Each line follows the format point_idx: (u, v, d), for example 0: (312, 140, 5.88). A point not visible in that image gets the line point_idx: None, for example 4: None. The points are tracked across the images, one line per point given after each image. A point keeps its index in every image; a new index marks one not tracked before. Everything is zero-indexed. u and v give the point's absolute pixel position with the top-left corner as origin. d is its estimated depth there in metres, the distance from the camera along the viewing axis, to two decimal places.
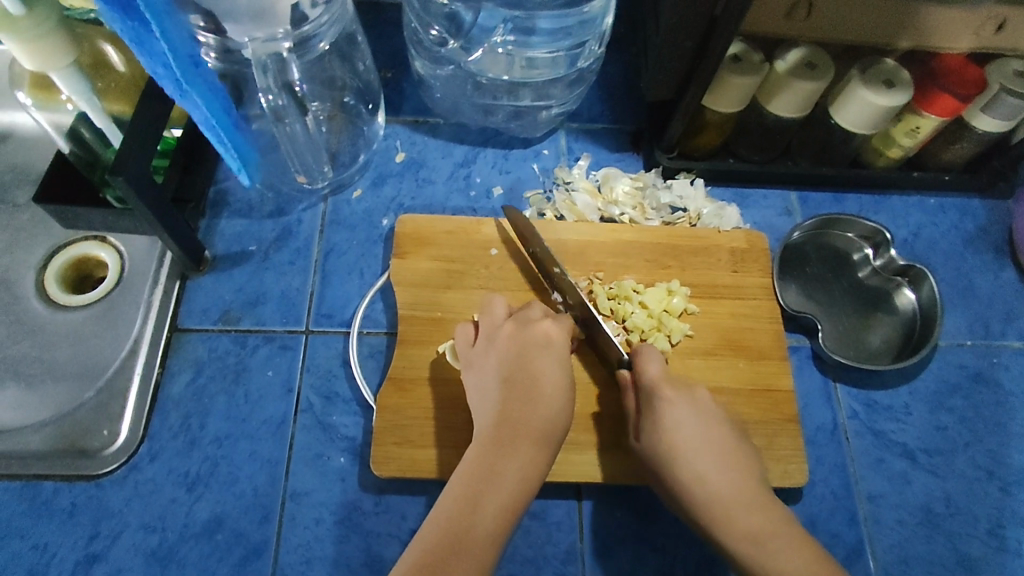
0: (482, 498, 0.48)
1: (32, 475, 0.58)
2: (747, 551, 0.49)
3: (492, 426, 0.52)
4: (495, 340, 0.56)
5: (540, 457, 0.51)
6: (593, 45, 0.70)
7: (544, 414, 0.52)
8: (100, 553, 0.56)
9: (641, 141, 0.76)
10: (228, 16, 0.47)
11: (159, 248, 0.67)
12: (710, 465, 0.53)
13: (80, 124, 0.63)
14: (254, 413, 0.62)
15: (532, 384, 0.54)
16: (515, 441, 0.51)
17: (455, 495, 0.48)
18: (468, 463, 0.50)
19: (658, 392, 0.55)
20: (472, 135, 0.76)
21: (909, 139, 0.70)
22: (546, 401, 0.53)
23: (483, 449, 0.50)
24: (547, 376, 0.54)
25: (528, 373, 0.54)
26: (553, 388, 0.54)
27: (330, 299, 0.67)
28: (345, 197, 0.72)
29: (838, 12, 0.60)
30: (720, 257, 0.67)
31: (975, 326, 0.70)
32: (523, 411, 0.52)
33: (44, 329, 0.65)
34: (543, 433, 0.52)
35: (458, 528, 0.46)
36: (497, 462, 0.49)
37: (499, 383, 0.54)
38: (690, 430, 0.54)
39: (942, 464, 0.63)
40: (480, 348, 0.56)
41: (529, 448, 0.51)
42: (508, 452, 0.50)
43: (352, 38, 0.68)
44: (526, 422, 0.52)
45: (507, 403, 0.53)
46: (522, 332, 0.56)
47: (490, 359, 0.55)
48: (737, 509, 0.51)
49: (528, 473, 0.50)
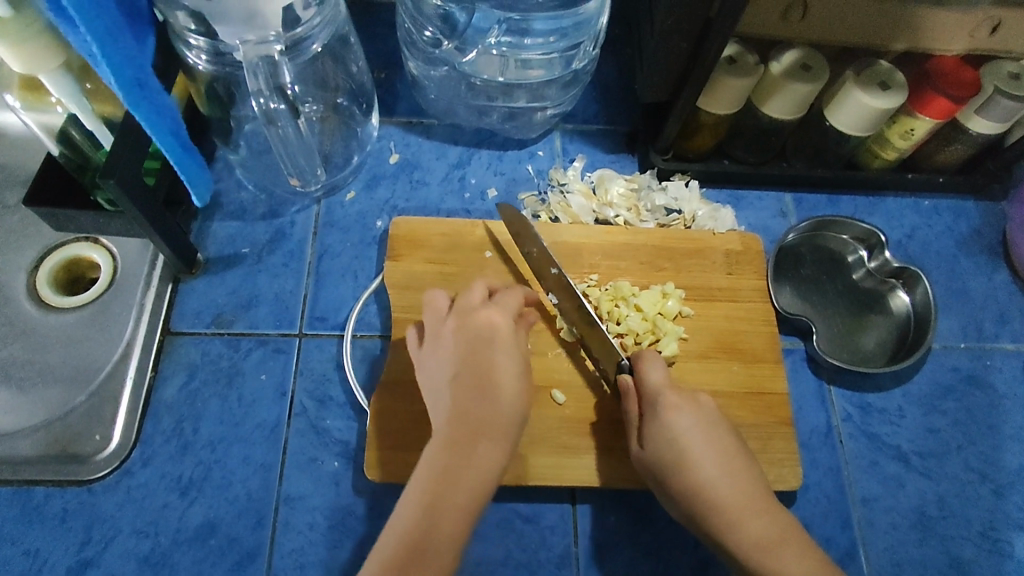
0: (443, 502, 0.47)
1: (23, 481, 0.58)
2: (759, 559, 0.49)
3: (448, 424, 0.51)
4: (443, 335, 0.55)
5: (498, 452, 0.51)
6: (588, 45, 0.70)
7: (501, 409, 0.52)
8: (92, 559, 0.56)
9: (636, 142, 0.76)
10: (219, 18, 0.47)
11: (151, 251, 0.67)
12: (716, 471, 0.53)
13: (70, 125, 0.61)
14: (247, 417, 0.61)
15: (489, 375, 0.53)
16: (474, 438, 0.50)
17: (414, 502, 0.47)
18: (427, 465, 0.49)
19: (661, 399, 0.55)
20: (467, 136, 0.76)
21: (904, 140, 0.70)
22: (502, 393, 0.52)
23: (439, 450, 0.50)
24: (501, 366, 0.54)
25: (484, 366, 0.53)
26: (508, 378, 0.53)
27: (323, 302, 0.66)
28: (339, 198, 0.71)
29: (831, 14, 0.60)
30: (715, 259, 0.67)
31: (968, 328, 0.70)
32: (480, 407, 0.51)
33: (35, 331, 0.64)
34: (501, 428, 0.51)
35: (419, 538, 0.45)
36: (457, 464, 0.49)
37: (450, 379, 0.53)
38: (694, 436, 0.54)
39: (935, 467, 0.64)
40: (430, 346, 0.56)
41: (488, 445, 0.50)
42: (468, 450, 0.49)
43: (345, 39, 0.67)
44: (483, 419, 0.51)
45: (462, 400, 0.52)
46: (465, 322, 0.55)
47: (443, 355, 0.54)
48: (746, 516, 0.51)
49: (487, 471, 0.49)
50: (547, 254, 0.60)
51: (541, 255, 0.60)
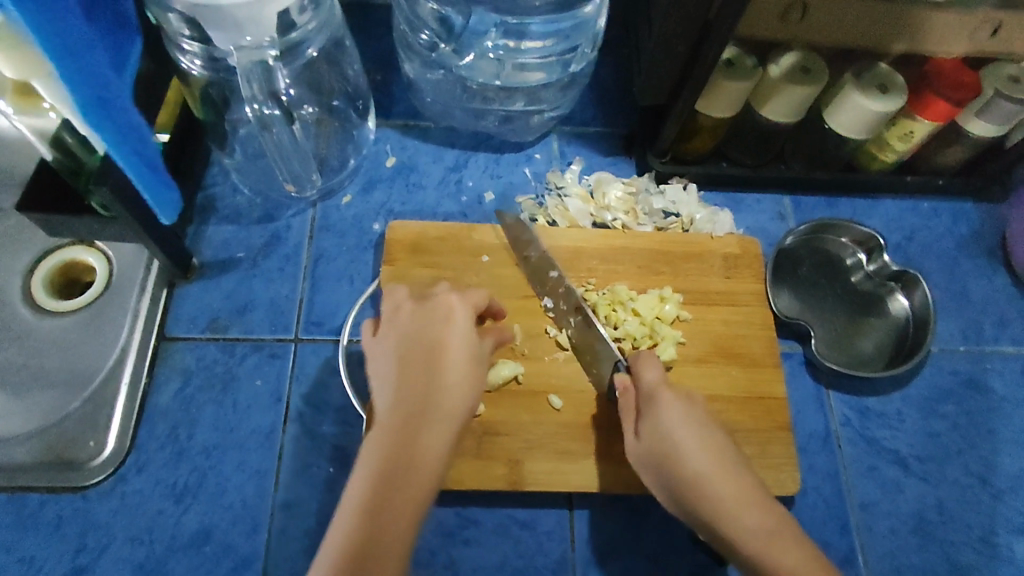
0: (390, 489, 0.45)
1: (17, 487, 0.57)
2: (754, 549, 0.48)
3: (395, 408, 0.49)
4: (398, 320, 0.54)
5: (446, 438, 0.49)
6: (586, 48, 0.70)
7: (451, 393, 0.50)
8: (87, 566, 0.56)
9: (634, 145, 0.76)
10: (212, 24, 0.46)
11: (146, 255, 0.67)
12: (707, 463, 0.52)
13: (63, 131, 0.59)
14: (243, 423, 0.61)
15: (437, 358, 0.51)
16: (421, 423, 0.48)
17: (360, 492, 0.45)
18: (373, 451, 0.47)
19: (657, 395, 0.54)
20: (464, 139, 0.75)
21: (903, 143, 0.70)
22: (449, 377, 0.51)
23: (386, 435, 0.48)
24: (449, 351, 0.52)
25: (433, 347, 0.52)
26: (457, 359, 0.52)
27: (319, 306, 0.66)
28: (335, 202, 0.71)
29: (830, 17, 0.60)
30: (713, 263, 0.67)
31: (967, 331, 0.70)
32: (428, 390, 0.50)
33: (30, 336, 0.64)
34: (449, 411, 0.50)
35: (365, 529, 0.43)
36: (403, 448, 0.47)
37: (399, 362, 0.52)
38: (687, 429, 0.53)
39: (934, 471, 0.63)
40: (382, 334, 0.55)
41: (436, 429, 0.49)
42: (415, 435, 0.48)
43: (339, 42, 0.68)
44: (432, 404, 0.49)
45: (409, 384, 0.50)
46: (424, 307, 0.55)
47: (393, 340, 0.53)
48: (739, 508, 0.50)
49: (435, 456, 0.48)
50: (547, 258, 0.63)
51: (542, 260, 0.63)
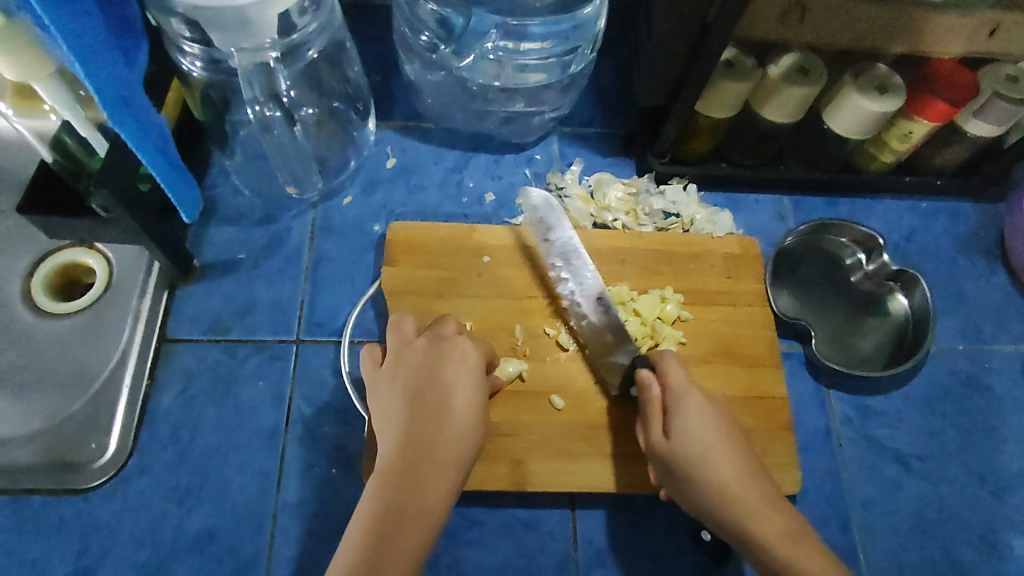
0: (390, 540, 0.45)
1: (19, 489, 0.57)
2: (785, 553, 0.48)
3: (398, 452, 0.49)
4: (407, 356, 0.54)
5: (448, 485, 0.48)
6: (585, 49, 0.70)
7: (453, 438, 0.50)
8: (90, 568, 0.56)
9: (634, 145, 0.76)
10: (213, 26, 0.46)
11: (147, 257, 0.67)
12: (735, 465, 0.52)
13: (63, 133, 0.61)
14: (245, 424, 0.61)
15: (442, 399, 0.51)
16: (422, 469, 0.48)
17: (359, 539, 0.45)
18: (373, 497, 0.47)
19: (688, 394, 0.54)
20: (464, 140, 0.76)
21: (902, 143, 0.70)
22: (455, 419, 0.50)
23: (387, 480, 0.47)
24: (456, 391, 0.52)
25: (438, 388, 0.52)
26: (464, 401, 0.51)
27: (320, 308, 0.66)
28: (336, 203, 0.71)
29: (829, 18, 0.60)
30: (713, 263, 0.67)
31: (966, 330, 0.70)
32: (431, 434, 0.49)
33: (30, 338, 0.64)
34: (451, 457, 0.49)
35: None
36: (404, 496, 0.47)
37: (406, 401, 0.52)
38: (716, 431, 0.53)
39: (934, 470, 0.64)
40: (390, 367, 0.54)
41: (437, 475, 0.48)
42: (417, 482, 0.47)
43: (341, 44, 0.68)
44: (434, 449, 0.49)
45: (413, 426, 0.50)
46: (433, 346, 0.54)
47: (400, 376, 0.53)
48: (768, 511, 0.50)
49: (435, 504, 0.47)
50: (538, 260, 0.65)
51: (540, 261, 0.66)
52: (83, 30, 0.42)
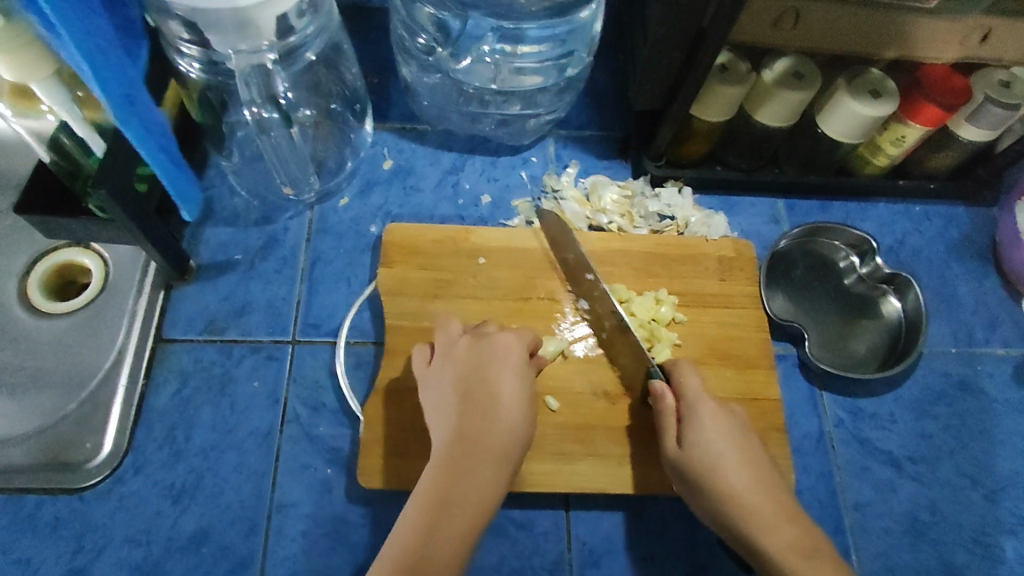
0: (440, 526, 0.47)
1: (14, 489, 0.57)
2: (793, 567, 0.49)
3: (449, 444, 0.51)
4: (452, 353, 0.55)
5: (497, 477, 0.50)
6: (582, 52, 0.71)
7: (503, 432, 0.51)
8: (84, 567, 0.56)
9: (629, 148, 0.77)
10: (212, 28, 0.47)
11: (143, 257, 0.67)
12: (747, 476, 0.53)
13: (60, 132, 0.60)
14: (240, 424, 0.61)
15: (490, 395, 0.53)
16: (473, 461, 0.50)
17: (412, 525, 0.47)
18: (426, 486, 0.49)
19: (702, 404, 0.55)
20: (460, 142, 0.76)
21: (896, 148, 0.71)
22: (504, 413, 0.52)
23: (439, 471, 0.50)
24: (504, 387, 0.53)
25: (486, 386, 0.53)
26: (511, 396, 0.53)
27: (316, 308, 0.66)
28: (332, 205, 0.71)
29: (822, 22, 0.61)
30: (707, 266, 0.67)
31: (958, 333, 0.70)
32: (481, 428, 0.51)
33: (25, 337, 0.64)
34: (500, 452, 0.51)
35: (414, 562, 0.45)
36: (454, 486, 0.49)
37: (454, 396, 0.53)
38: (730, 442, 0.54)
39: (927, 472, 0.64)
40: (437, 364, 0.55)
41: (487, 468, 0.50)
42: (467, 472, 0.49)
43: (337, 46, 0.68)
44: (483, 442, 0.51)
45: (464, 420, 0.52)
46: (479, 344, 0.55)
47: (447, 372, 0.54)
48: (779, 524, 0.51)
49: (484, 495, 0.49)
50: (585, 260, 0.61)
51: (576, 259, 0.62)
52: (95, 34, 0.45)
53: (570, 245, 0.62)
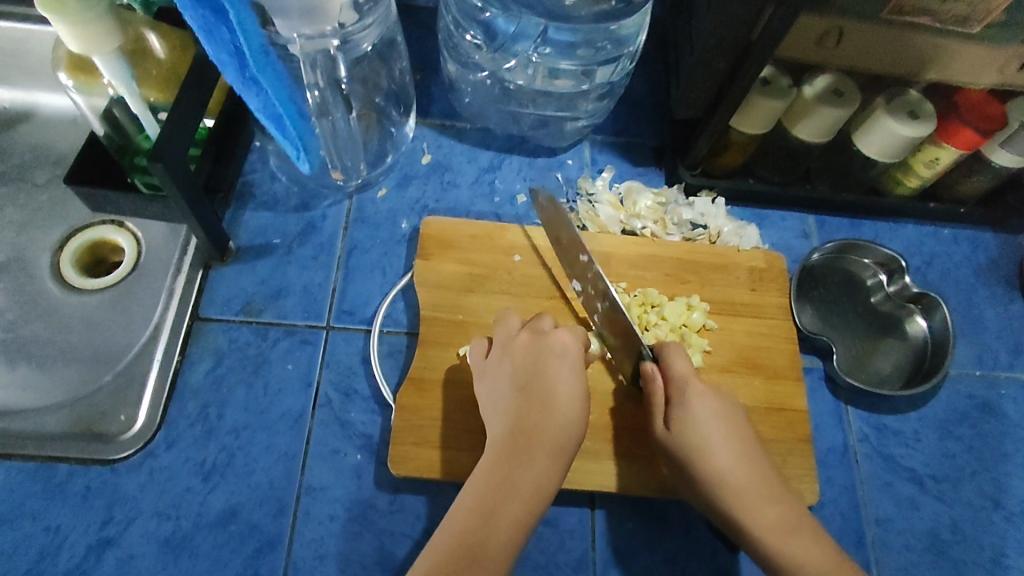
0: (494, 515, 0.48)
1: (47, 457, 0.58)
2: (776, 542, 0.50)
3: (505, 435, 0.53)
4: (511, 347, 0.57)
5: (554, 469, 0.52)
6: (626, 61, 0.72)
7: (559, 426, 0.53)
8: (113, 539, 0.56)
9: (664, 157, 0.78)
10: (278, 11, 0.47)
11: (181, 238, 0.68)
12: (732, 455, 0.54)
13: (113, 106, 0.62)
14: (272, 405, 0.62)
15: (547, 392, 0.55)
16: (530, 451, 0.51)
17: (470, 505, 0.49)
18: (483, 471, 0.51)
19: (687, 385, 0.56)
20: (498, 141, 0.77)
21: (928, 169, 0.72)
22: (561, 409, 0.54)
23: (497, 458, 0.51)
24: (562, 386, 0.55)
25: (543, 380, 0.55)
26: (567, 395, 0.55)
27: (351, 296, 0.67)
28: (370, 195, 0.72)
29: (867, 40, 0.62)
30: (738, 275, 0.68)
31: (983, 356, 0.71)
32: (539, 420, 0.53)
33: (59, 311, 0.66)
34: (557, 445, 0.52)
35: (471, 541, 0.47)
36: (512, 472, 0.50)
37: (513, 390, 0.55)
38: (715, 421, 0.55)
39: (948, 491, 0.64)
40: (495, 357, 0.58)
41: (544, 460, 0.51)
42: (523, 463, 0.51)
43: (392, 40, 0.68)
44: (540, 433, 0.52)
45: (521, 411, 0.54)
46: (537, 342, 0.57)
47: (504, 367, 0.56)
48: (761, 501, 0.52)
49: (542, 484, 0.51)
50: (577, 240, 0.59)
51: (569, 238, 0.60)
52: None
53: (564, 226, 0.60)
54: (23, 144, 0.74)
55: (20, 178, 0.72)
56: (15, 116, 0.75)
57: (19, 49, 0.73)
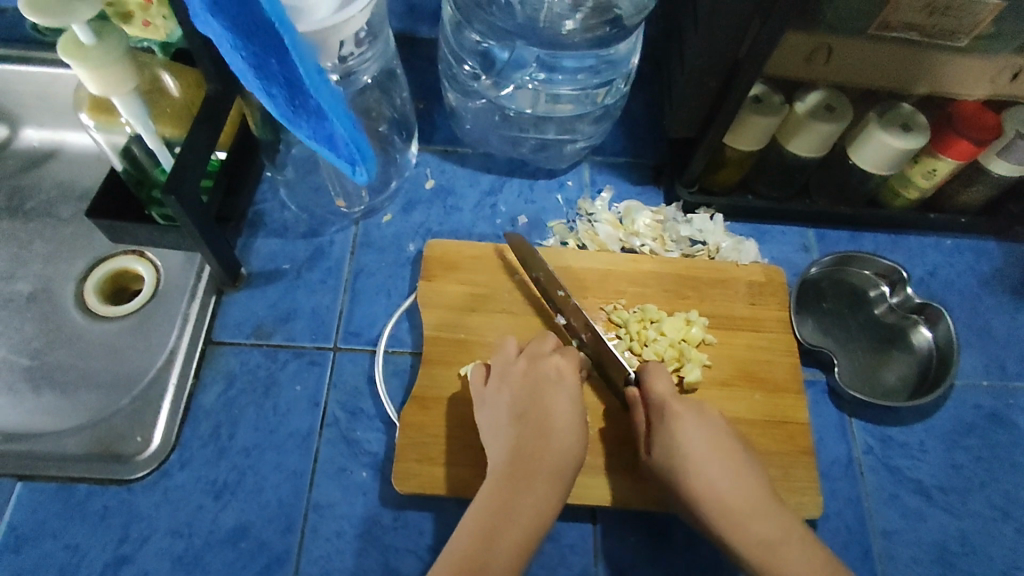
0: (495, 538, 0.50)
1: (67, 477, 0.60)
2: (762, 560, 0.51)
3: (507, 461, 0.55)
4: (509, 376, 0.59)
5: (554, 495, 0.54)
6: (620, 82, 0.75)
7: (559, 450, 0.55)
8: (129, 556, 0.58)
9: (662, 175, 0.79)
10: None
11: (196, 266, 0.71)
12: (722, 476, 0.54)
13: (133, 144, 0.66)
14: (282, 425, 0.64)
15: (545, 419, 0.57)
16: (531, 476, 0.54)
17: (471, 532, 0.51)
18: (485, 498, 0.53)
19: (667, 407, 0.57)
20: (500, 164, 0.79)
21: (926, 181, 0.72)
22: (559, 435, 0.56)
23: (498, 485, 0.53)
24: (560, 411, 0.57)
25: (542, 408, 0.58)
26: (565, 422, 0.57)
27: (358, 318, 0.69)
28: (375, 220, 0.75)
29: (857, 57, 0.63)
30: (737, 289, 0.69)
31: (991, 366, 0.70)
32: (537, 446, 0.55)
33: (81, 338, 0.69)
34: (557, 469, 0.54)
35: (473, 563, 0.49)
36: (513, 498, 0.52)
37: (511, 419, 0.57)
38: (702, 443, 0.56)
39: (957, 503, 0.64)
40: (493, 386, 0.59)
41: (545, 485, 0.54)
42: (524, 488, 0.53)
43: (392, 72, 0.77)
44: (540, 459, 0.54)
45: (521, 438, 0.56)
46: (533, 369, 0.59)
47: (505, 395, 0.58)
48: (751, 517, 0.53)
49: (542, 507, 0.53)
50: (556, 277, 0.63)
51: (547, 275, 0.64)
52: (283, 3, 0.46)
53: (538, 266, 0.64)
54: (48, 182, 0.78)
55: (47, 214, 0.76)
56: (42, 156, 0.80)
57: (46, 93, 0.77)
